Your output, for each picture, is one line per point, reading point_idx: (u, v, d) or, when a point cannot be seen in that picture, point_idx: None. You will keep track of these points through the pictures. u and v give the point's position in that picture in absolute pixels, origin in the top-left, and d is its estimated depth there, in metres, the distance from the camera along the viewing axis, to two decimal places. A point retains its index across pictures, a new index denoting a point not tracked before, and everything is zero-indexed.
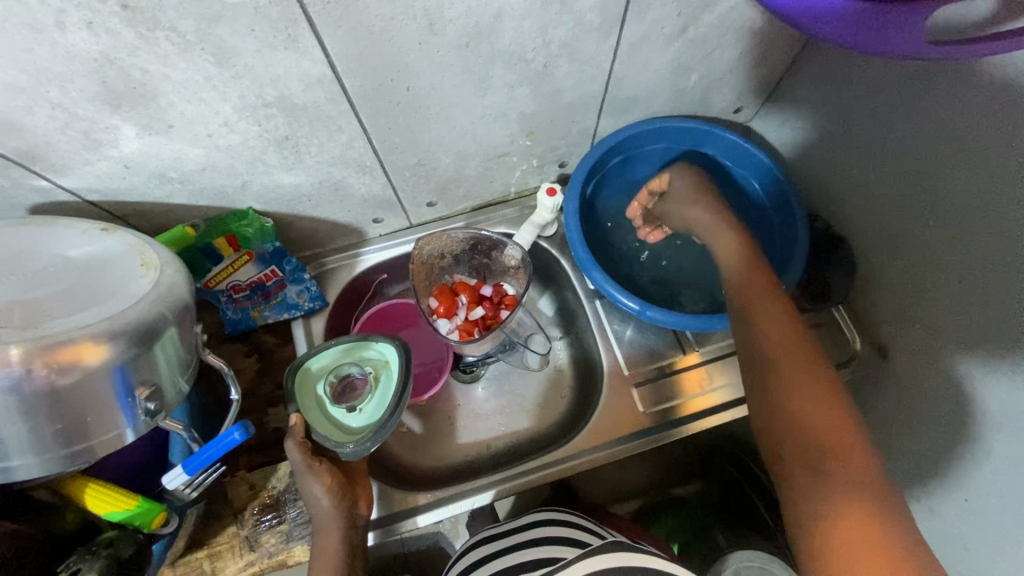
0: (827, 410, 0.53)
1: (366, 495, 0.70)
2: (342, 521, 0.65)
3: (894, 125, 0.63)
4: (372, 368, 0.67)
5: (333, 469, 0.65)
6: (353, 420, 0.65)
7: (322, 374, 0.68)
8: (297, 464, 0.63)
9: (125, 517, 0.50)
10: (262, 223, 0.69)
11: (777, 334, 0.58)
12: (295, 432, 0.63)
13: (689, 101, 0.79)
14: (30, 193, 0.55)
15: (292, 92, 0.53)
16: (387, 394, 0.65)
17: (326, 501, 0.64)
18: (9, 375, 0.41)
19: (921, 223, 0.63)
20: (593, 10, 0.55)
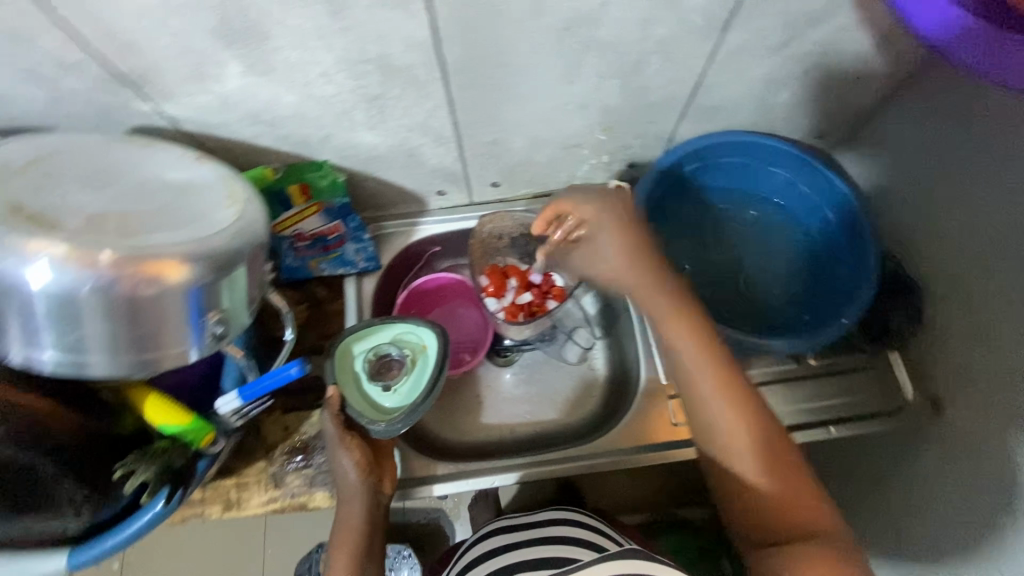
0: (798, 485, 0.56)
1: (392, 471, 0.71)
2: (364, 495, 0.67)
3: (987, 171, 0.60)
4: (409, 351, 0.66)
5: (362, 444, 0.67)
6: (386, 399, 0.65)
7: (362, 349, 0.67)
8: (329, 436, 0.65)
9: (177, 431, 0.52)
10: (335, 177, 0.70)
11: (747, 424, 0.58)
12: (330, 404, 0.65)
13: (773, 119, 0.77)
14: (136, 115, 0.58)
15: (393, 53, 0.54)
16: (422, 379, 0.64)
17: (352, 474, 0.66)
18: (98, 277, 0.43)
19: (1000, 279, 0.60)
20: (700, 10, 0.55)
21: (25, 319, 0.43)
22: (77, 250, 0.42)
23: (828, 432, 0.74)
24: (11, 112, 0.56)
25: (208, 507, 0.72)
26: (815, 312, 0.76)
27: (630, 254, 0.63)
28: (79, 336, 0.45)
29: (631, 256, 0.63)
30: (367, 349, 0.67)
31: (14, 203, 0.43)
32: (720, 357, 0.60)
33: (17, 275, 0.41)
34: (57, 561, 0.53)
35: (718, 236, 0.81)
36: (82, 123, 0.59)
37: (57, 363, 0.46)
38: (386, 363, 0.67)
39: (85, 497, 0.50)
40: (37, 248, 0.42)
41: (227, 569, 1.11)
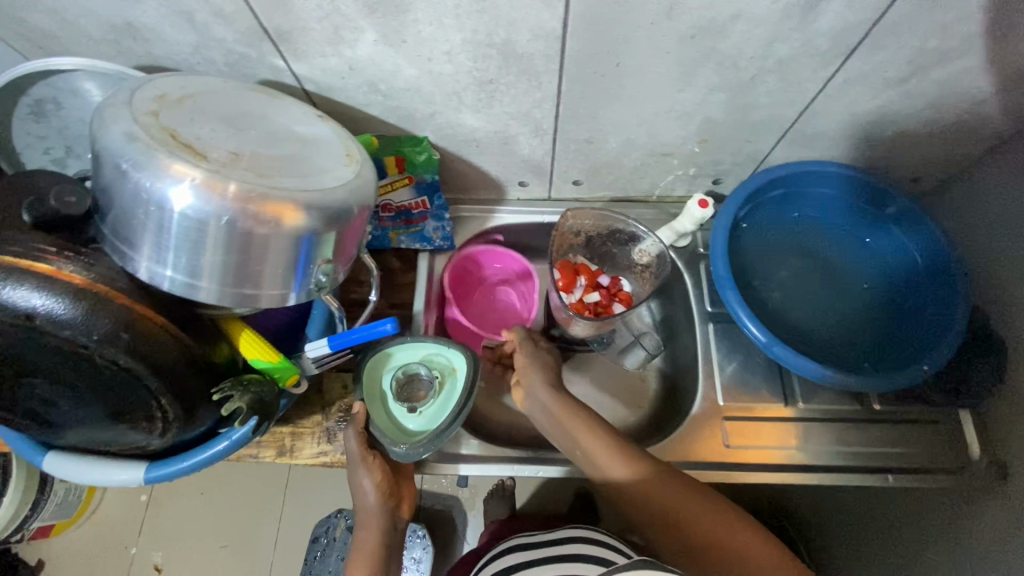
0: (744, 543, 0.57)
1: (408, 497, 0.72)
2: (382, 520, 0.67)
3: None
4: (438, 374, 0.68)
5: (383, 467, 0.68)
6: (410, 421, 0.66)
7: (391, 367, 0.69)
8: (352, 453, 0.66)
9: (266, 367, 0.56)
10: (431, 154, 0.73)
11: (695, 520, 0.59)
12: (356, 421, 0.66)
13: (870, 154, 0.76)
14: (266, 68, 0.62)
15: (518, 40, 0.56)
16: (448, 402, 0.66)
17: (373, 496, 0.67)
18: (227, 208, 0.45)
19: None
20: (828, 34, 0.56)
21: (158, 237, 0.46)
22: (217, 180, 0.45)
23: (885, 480, 0.73)
24: (158, 49, 0.60)
25: (264, 449, 0.75)
26: (892, 354, 0.73)
27: (550, 367, 0.75)
28: (200, 262, 0.47)
29: (549, 369, 0.74)
30: (396, 367, 0.69)
31: (167, 128, 0.46)
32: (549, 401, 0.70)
33: (162, 193, 0.44)
34: (134, 472, 0.57)
35: (797, 264, 0.79)
36: (216, 69, 0.62)
37: (174, 284, 0.48)
38: (413, 383, 0.69)
39: (174, 415, 0.53)
40: (184, 171, 0.44)
41: (249, 518, 1.15)
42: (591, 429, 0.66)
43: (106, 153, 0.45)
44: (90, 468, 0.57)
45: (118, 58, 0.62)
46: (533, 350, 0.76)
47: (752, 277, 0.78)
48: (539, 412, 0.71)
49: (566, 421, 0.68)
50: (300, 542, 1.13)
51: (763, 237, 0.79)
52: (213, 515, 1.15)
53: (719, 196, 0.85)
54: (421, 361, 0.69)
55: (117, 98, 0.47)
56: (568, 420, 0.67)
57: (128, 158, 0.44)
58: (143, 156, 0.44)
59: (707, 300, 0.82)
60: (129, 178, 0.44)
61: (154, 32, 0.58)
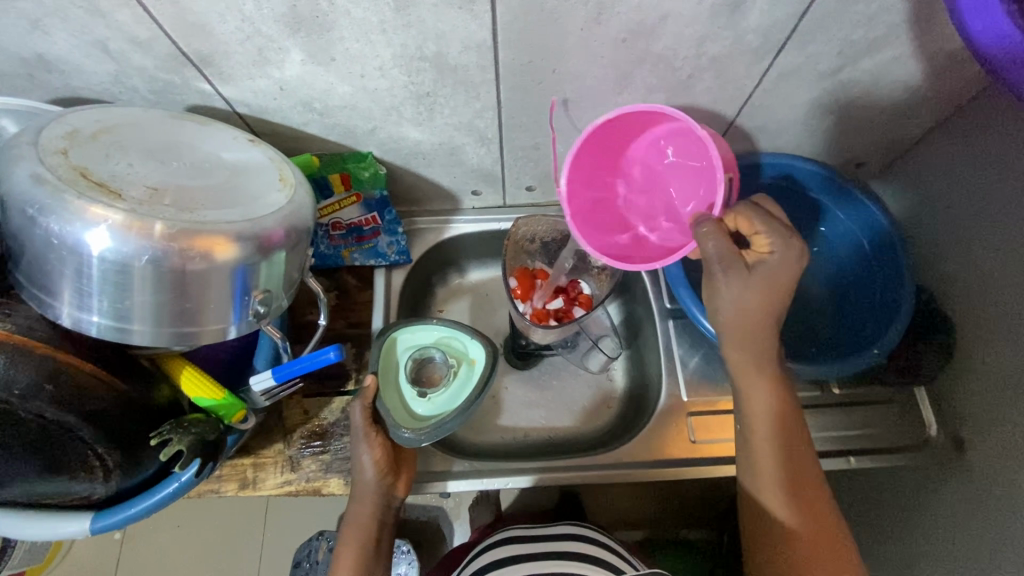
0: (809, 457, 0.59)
1: (410, 475, 0.69)
2: (377, 494, 0.66)
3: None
4: (455, 361, 0.66)
5: (384, 443, 0.65)
6: (418, 406, 0.64)
7: (407, 347, 0.68)
8: (355, 425, 0.64)
9: (210, 405, 0.54)
10: (377, 169, 0.71)
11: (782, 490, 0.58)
12: (365, 393, 0.63)
13: (814, 144, 0.77)
14: (193, 94, 0.60)
15: (449, 52, 0.55)
16: (462, 391, 0.64)
17: (370, 473, 0.65)
18: (150, 248, 0.43)
19: None
20: (756, 31, 0.56)
21: (78, 282, 0.44)
22: (137, 219, 0.43)
23: (847, 462, 0.74)
24: (75, 81, 0.57)
25: (225, 483, 0.72)
26: (847, 340, 0.74)
27: (770, 293, 0.55)
28: (127, 305, 0.45)
29: (770, 292, 0.55)
30: (413, 348, 0.68)
31: (79, 168, 0.44)
32: (765, 323, 0.56)
33: (77, 237, 0.42)
34: (81, 523, 0.55)
35: None
36: (140, 98, 0.60)
37: (101, 330, 0.46)
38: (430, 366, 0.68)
39: (115, 462, 0.51)
40: (100, 214, 0.42)
41: (227, 549, 1.12)
42: (752, 367, 0.59)
43: (13, 199, 0.42)
44: (29, 523, 0.54)
45: (34, 92, 0.59)
46: (734, 264, 0.54)
47: None
48: (728, 311, 0.56)
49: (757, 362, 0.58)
50: (282, 569, 1.11)
51: None
52: (191, 550, 1.11)
53: None
54: (441, 347, 0.67)
55: (22, 139, 0.45)
56: (734, 335, 0.58)
57: (36, 204, 0.42)
58: (54, 201, 0.42)
59: (666, 297, 0.82)
60: (39, 224, 0.42)
61: (68, 64, 0.55)
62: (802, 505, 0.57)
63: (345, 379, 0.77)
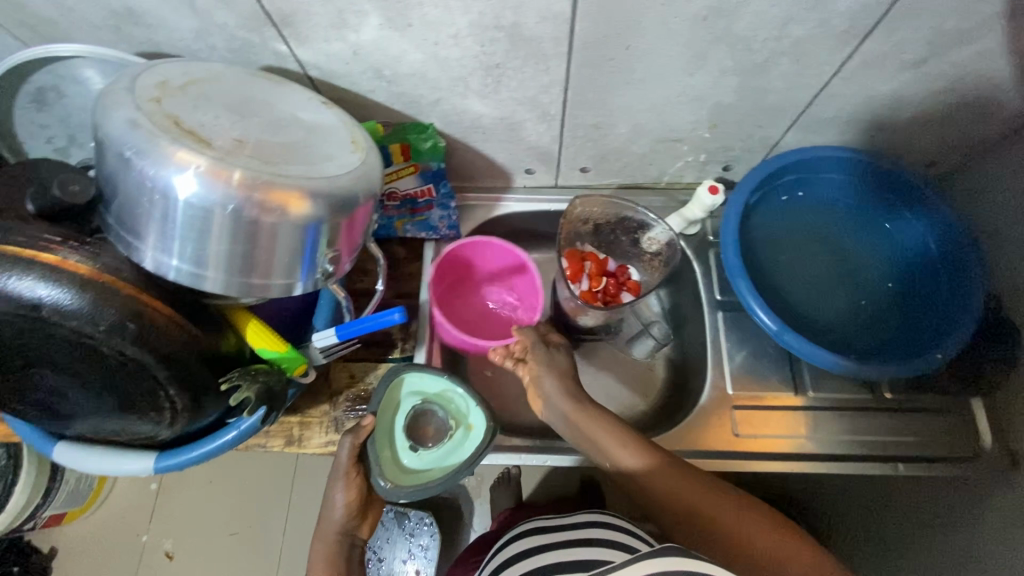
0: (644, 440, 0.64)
1: (375, 512, 0.72)
2: (338, 533, 0.68)
3: None
4: (452, 423, 0.64)
5: (360, 485, 0.67)
6: (407, 457, 0.64)
7: (414, 390, 0.66)
8: (339, 464, 0.66)
9: (273, 357, 0.56)
10: (437, 142, 0.72)
11: (632, 447, 0.62)
12: (358, 432, 0.64)
13: (884, 139, 0.75)
14: (269, 54, 0.61)
15: (525, 23, 0.55)
16: (450, 458, 0.62)
17: (339, 511, 0.67)
18: (234, 197, 0.44)
19: None
20: (844, 14, 0.54)
21: (163, 226, 0.45)
22: (223, 168, 0.44)
23: (895, 469, 0.72)
24: (159, 35, 0.59)
25: (271, 439, 0.75)
26: (907, 345, 0.71)
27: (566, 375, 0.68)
28: (206, 252, 0.47)
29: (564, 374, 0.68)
30: (419, 395, 0.66)
31: (169, 115, 0.45)
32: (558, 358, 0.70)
33: (166, 181, 0.43)
34: (146, 462, 0.57)
35: (811, 254, 0.77)
36: (218, 55, 0.61)
37: (179, 275, 0.48)
38: (427, 419, 0.66)
39: (183, 406, 0.53)
40: (188, 159, 0.43)
41: (256, 506, 1.16)
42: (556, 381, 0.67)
43: (108, 141, 0.44)
44: (102, 457, 0.57)
45: (118, 46, 0.61)
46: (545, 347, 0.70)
47: (764, 266, 0.76)
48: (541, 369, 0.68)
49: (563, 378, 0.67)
50: (308, 530, 1.14)
51: (774, 223, 0.77)
52: (222, 503, 1.15)
53: (729, 183, 0.83)
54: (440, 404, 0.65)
55: (119, 84, 0.46)
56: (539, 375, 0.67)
57: (131, 146, 0.43)
58: (147, 144, 0.43)
59: (717, 288, 0.81)
60: (132, 166, 0.43)
61: (155, 18, 0.57)
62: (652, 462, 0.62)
63: (390, 347, 0.79)
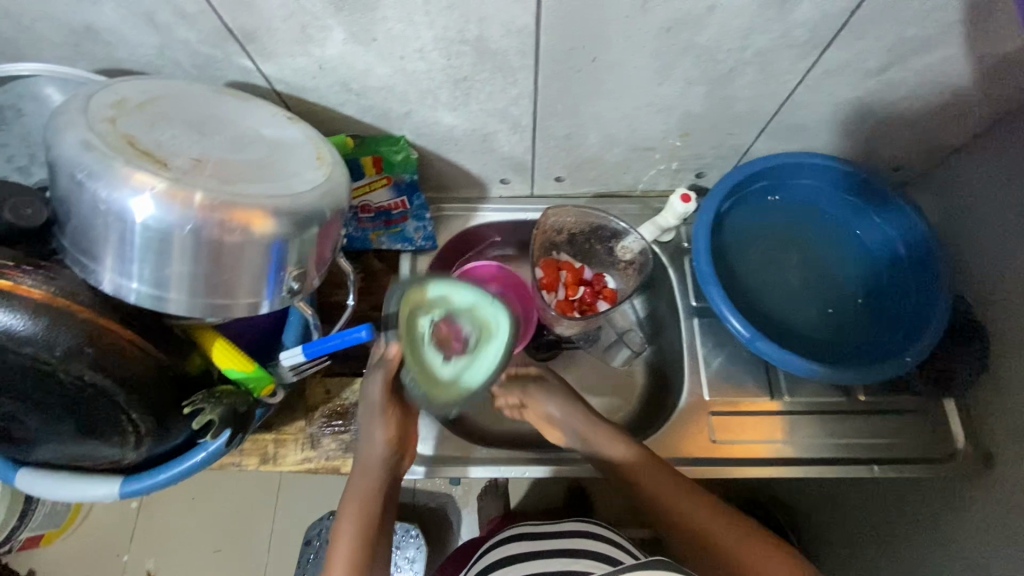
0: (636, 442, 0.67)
1: (414, 452, 0.70)
2: (383, 467, 0.65)
3: None
4: (477, 333, 0.58)
5: (400, 419, 0.66)
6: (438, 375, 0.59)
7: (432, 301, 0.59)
8: (371, 402, 0.65)
9: (240, 377, 0.55)
10: (409, 154, 0.72)
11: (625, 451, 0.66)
12: (386, 364, 0.64)
13: (853, 145, 0.75)
14: (234, 70, 0.60)
15: (490, 36, 0.55)
16: (478, 371, 0.57)
17: (380, 450, 0.65)
18: (193, 218, 0.43)
19: None
20: (805, 25, 0.55)
21: (120, 248, 0.44)
22: (181, 189, 0.43)
23: (868, 471, 0.72)
24: (120, 52, 0.58)
25: (246, 458, 0.74)
26: (879, 348, 0.72)
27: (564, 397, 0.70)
28: (166, 274, 0.46)
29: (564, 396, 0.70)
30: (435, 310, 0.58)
31: (125, 136, 0.45)
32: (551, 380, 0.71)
33: (122, 203, 0.42)
34: (110, 487, 0.56)
35: (784, 260, 0.78)
36: (182, 71, 0.61)
37: (140, 297, 0.47)
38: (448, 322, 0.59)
39: (146, 429, 0.52)
40: (145, 181, 0.42)
41: (238, 523, 1.14)
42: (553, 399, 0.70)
43: (61, 163, 0.43)
44: (64, 484, 0.56)
45: (79, 63, 0.60)
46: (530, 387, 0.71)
47: (737, 273, 0.76)
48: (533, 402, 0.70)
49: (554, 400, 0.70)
50: (291, 546, 1.13)
51: (747, 230, 0.78)
52: (204, 522, 1.13)
53: (703, 190, 0.84)
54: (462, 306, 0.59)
55: (73, 105, 0.46)
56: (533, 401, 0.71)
57: (84, 169, 0.42)
58: (101, 167, 0.42)
59: (692, 294, 0.81)
60: (86, 189, 0.42)
61: (115, 35, 0.56)
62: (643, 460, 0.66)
63: (366, 361, 0.78)
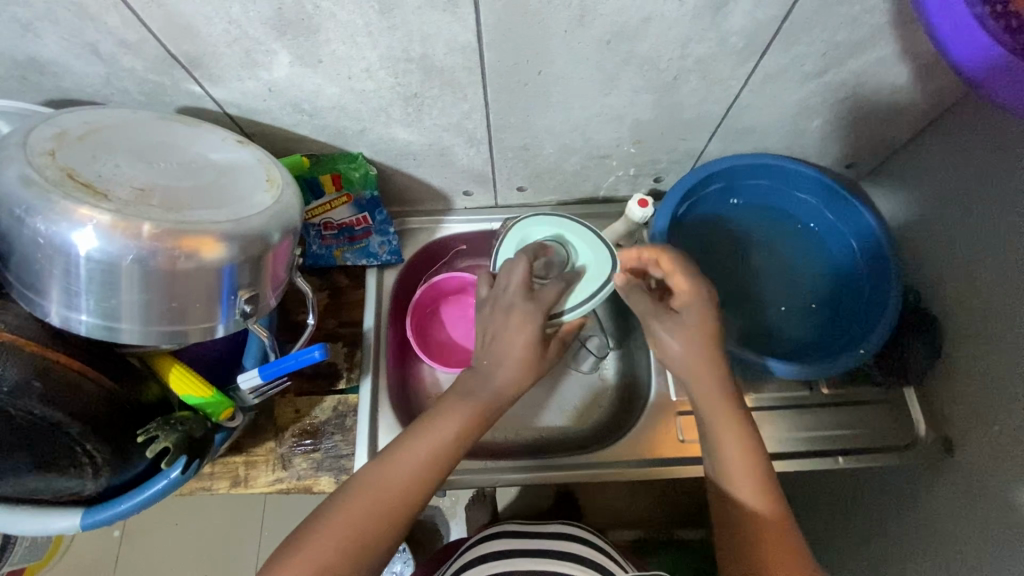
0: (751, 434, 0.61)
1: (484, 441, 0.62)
2: (468, 424, 0.59)
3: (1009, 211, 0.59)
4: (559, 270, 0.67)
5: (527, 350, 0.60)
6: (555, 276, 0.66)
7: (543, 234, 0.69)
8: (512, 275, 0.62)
9: (198, 403, 0.55)
10: (368, 170, 0.72)
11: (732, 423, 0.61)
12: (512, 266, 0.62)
13: (804, 144, 0.77)
14: (183, 96, 0.60)
15: (435, 54, 0.56)
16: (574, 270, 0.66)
17: (512, 348, 0.60)
18: (139, 248, 0.43)
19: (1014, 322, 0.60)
20: (740, 33, 0.56)
21: (65, 281, 0.44)
22: (124, 220, 0.43)
23: (834, 463, 0.74)
24: (67, 82, 0.58)
25: (217, 481, 0.73)
26: (836, 342, 0.74)
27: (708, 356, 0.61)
28: (114, 304, 0.46)
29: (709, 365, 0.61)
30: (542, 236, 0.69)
31: (66, 169, 0.45)
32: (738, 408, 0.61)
33: (64, 237, 0.42)
34: (72, 519, 0.55)
35: (743, 260, 0.79)
36: (131, 99, 0.61)
37: (89, 329, 0.47)
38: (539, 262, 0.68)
39: (104, 459, 0.52)
40: (87, 214, 0.43)
41: (222, 546, 1.13)
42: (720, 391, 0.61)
43: (1, 199, 0.43)
44: (22, 518, 0.55)
45: (26, 95, 0.60)
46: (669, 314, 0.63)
47: (697, 275, 0.78)
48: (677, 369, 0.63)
49: (714, 394, 0.61)
50: None
51: (706, 232, 0.80)
52: (186, 547, 1.12)
53: (663, 193, 0.85)
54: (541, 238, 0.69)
55: (12, 140, 0.46)
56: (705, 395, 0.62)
57: (24, 204, 0.42)
58: (41, 202, 0.42)
59: None
60: (27, 224, 0.43)
61: (60, 66, 0.56)
62: (762, 485, 0.58)
63: (335, 378, 0.78)
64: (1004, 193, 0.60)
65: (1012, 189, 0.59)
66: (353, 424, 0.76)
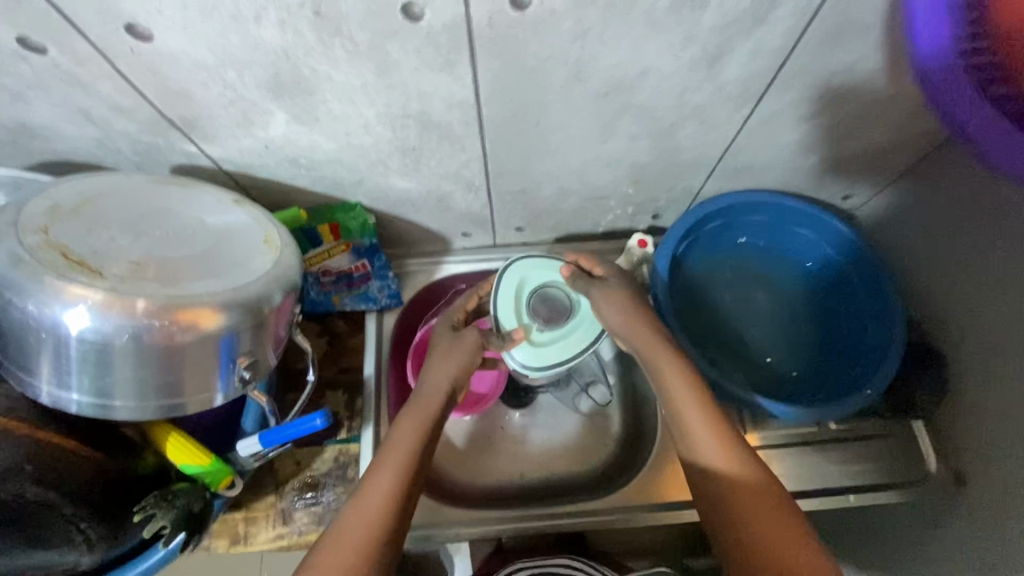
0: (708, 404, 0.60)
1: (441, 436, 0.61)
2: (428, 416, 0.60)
3: (1012, 245, 0.59)
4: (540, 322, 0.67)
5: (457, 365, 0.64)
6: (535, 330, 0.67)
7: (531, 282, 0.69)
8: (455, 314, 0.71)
9: (196, 472, 0.53)
10: (366, 219, 0.72)
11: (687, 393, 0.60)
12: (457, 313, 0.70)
13: (801, 180, 0.77)
14: (178, 154, 0.60)
15: (433, 110, 0.56)
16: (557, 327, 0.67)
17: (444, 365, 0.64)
18: (135, 326, 0.42)
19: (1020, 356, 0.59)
20: (736, 81, 0.57)
21: (58, 362, 0.44)
22: (120, 298, 0.42)
23: (846, 501, 0.72)
24: (60, 146, 0.58)
25: (216, 539, 0.71)
26: (840, 380, 0.73)
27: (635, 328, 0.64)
28: (108, 382, 0.45)
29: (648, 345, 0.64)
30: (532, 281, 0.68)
31: (58, 247, 0.44)
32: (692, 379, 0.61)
33: (55, 318, 0.42)
34: None
35: (744, 297, 0.79)
36: (126, 159, 0.60)
37: (82, 406, 0.46)
38: (539, 307, 0.67)
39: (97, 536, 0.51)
40: (80, 294, 0.42)
41: None
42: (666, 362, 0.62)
43: None
44: None
45: (19, 158, 0.59)
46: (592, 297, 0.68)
47: (698, 313, 0.77)
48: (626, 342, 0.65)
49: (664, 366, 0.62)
50: None
51: (706, 270, 0.79)
52: None
53: (662, 229, 0.85)
54: (539, 282, 0.69)
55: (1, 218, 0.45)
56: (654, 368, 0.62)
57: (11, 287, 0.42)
58: (31, 282, 0.41)
59: None
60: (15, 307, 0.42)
61: (53, 130, 0.55)
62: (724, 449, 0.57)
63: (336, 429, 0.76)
64: (1006, 230, 0.60)
65: (1013, 225, 0.59)
66: (355, 475, 0.74)
